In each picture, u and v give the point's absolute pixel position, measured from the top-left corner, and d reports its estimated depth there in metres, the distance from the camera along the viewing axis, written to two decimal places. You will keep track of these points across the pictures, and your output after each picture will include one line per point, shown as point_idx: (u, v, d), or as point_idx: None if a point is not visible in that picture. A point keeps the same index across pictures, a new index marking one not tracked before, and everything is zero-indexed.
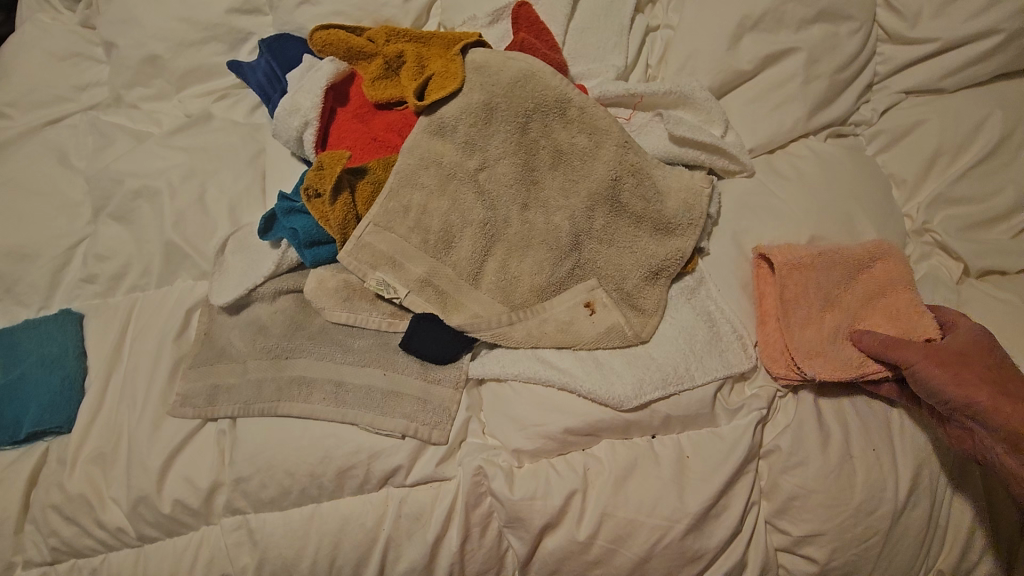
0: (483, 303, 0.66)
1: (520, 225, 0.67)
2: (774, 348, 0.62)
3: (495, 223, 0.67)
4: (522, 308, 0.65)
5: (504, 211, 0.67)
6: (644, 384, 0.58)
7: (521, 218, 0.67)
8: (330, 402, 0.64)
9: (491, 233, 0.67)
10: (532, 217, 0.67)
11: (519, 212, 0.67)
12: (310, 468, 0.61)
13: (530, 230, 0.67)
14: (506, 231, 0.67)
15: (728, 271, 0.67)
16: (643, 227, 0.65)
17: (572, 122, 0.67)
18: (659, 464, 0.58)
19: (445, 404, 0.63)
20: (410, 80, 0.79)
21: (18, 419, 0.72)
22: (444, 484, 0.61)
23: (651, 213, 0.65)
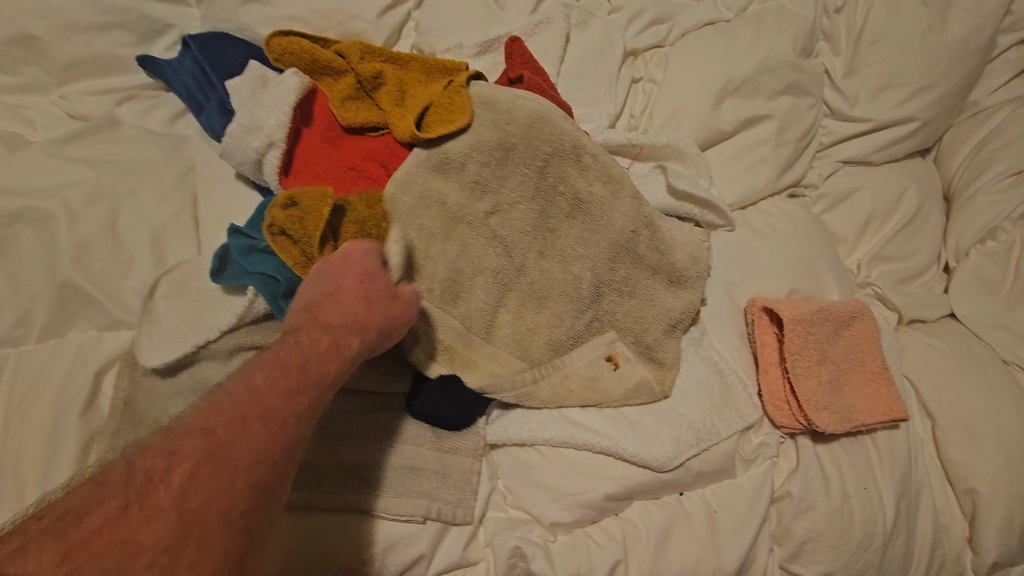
0: (499, 359, 0.61)
1: (537, 274, 0.63)
2: (779, 397, 0.65)
3: (508, 273, 0.62)
4: (542, 364, 0.61)
5: (519, 259, 0.62)
6: (680, 443, 0.59)
7: (538, 268, 0.63)
8: (329, 485, 0.53)
9: (503, 282, 0.62)
10: (550, 268, 0.63)
11: (536, 261, 0.63)
12: (307, 570, 0.51)
13: (549, 282, 0.63)
14: (520, 281, 0.62)
15: (726, 322, 0.70)
16: (658, 279, 0.65)
17: (588, 170, 0.64)
18: (691, 521, 0.58)
19: (466, 476, 0.56)
20: (391, 104, 0.70)
21: None
22: (470, 570, 0.54)
23: (664, 265, 0.65)
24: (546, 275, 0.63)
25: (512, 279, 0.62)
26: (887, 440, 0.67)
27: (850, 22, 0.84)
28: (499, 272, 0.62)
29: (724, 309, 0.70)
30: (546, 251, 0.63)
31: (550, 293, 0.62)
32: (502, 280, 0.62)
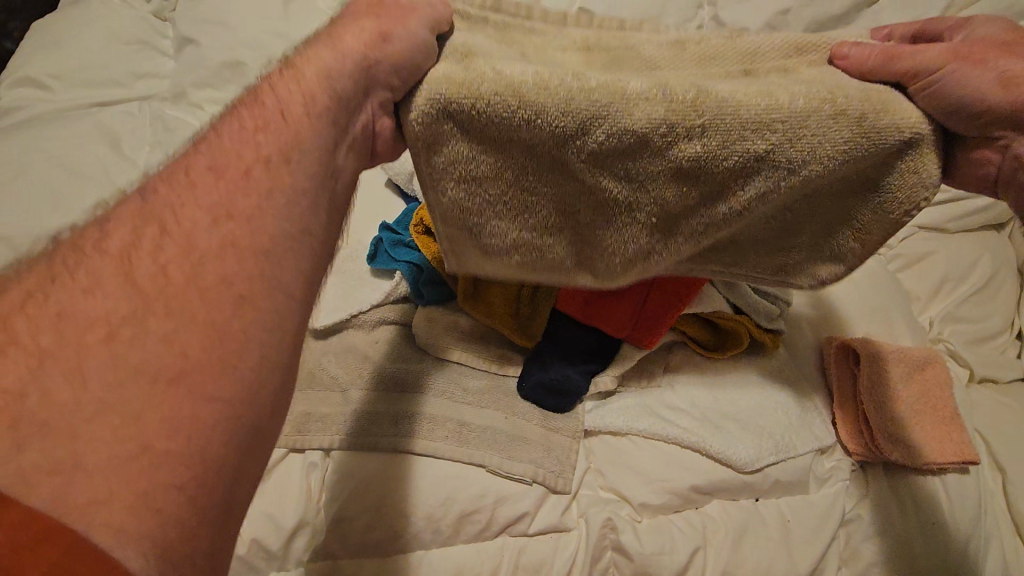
0: (596, 360, 0.68)
1: (800, 111, 0.44)
2: (851, 428, 0.71)
3: (655, 125, 0.42)
4: (629, 348, 0.69)
5: (733, 143, 0.44)
6: (761, 449, 0.65)
7: (824, 147, 0.45)
8: (454, 440, 0.63)
9: (632, 203, 0.47)
10: (776, 113, 0.44)
11: (763, 129, 0.44)
12: (430, 509, 0.59)
13: (857, 103, 0.44)
14: (688, 175, 0.45)
15: (801, 356, 0.76)
16: (757, 316, 0.72)
17: None
18: (766, 525, 0.64)
19: (566, 452, 0.64)
20: None
21: None
22: (564, 535, 0.61)
23: (762, 307, 0.72)
24: (911, 133, 0.45)
25: (681, 179, 0.45)
26: (958, 481, 0.70)
27: None
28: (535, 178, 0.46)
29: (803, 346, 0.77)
30: (494, 100, 0.41)
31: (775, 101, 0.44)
32: (642, 213, 0.47)
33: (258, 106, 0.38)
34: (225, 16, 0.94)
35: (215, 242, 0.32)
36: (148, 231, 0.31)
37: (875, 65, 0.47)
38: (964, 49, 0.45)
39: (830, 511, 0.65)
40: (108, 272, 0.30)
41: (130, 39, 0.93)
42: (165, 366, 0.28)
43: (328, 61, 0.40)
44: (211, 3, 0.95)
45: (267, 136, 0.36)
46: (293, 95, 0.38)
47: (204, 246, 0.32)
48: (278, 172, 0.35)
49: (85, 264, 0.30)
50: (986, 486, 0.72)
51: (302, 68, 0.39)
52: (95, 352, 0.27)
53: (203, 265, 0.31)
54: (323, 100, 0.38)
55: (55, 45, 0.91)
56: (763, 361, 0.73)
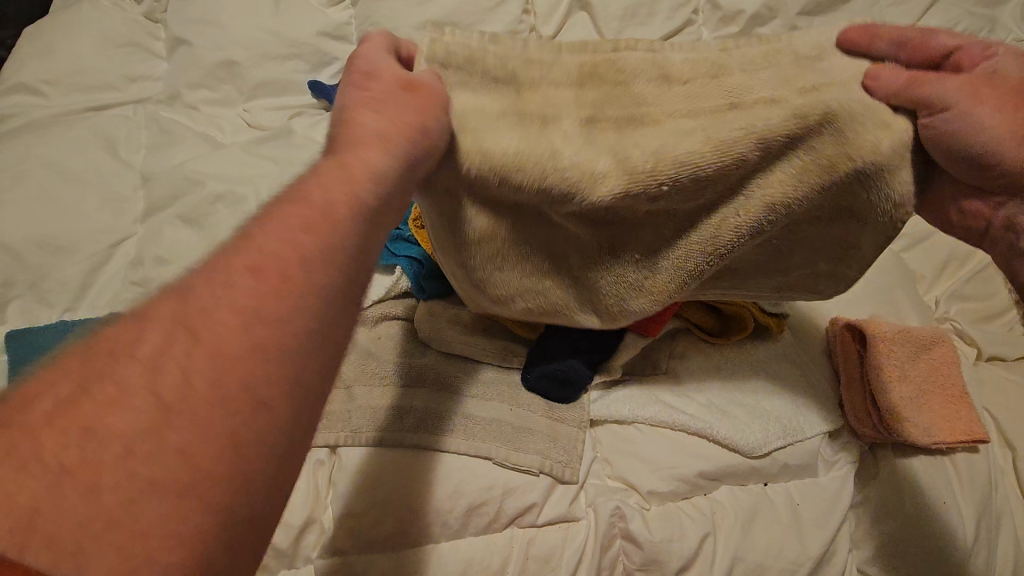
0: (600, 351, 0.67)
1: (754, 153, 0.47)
2: (859, 409, 0.70)
3: (620, 196, 0.47)
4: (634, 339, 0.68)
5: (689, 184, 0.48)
6: (769, 433, 0.65)
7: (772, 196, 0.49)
8: (461, 433, 0.63)
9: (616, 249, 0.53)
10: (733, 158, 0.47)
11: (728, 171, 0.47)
12: (437, 503, 0.59)
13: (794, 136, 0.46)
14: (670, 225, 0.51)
15: (807, 339, 0.76)
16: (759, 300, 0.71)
17: None
18: (776, 510, 0.63)
19: (572, 442, 0.64)
20: None
21: None
22: (573, 525, 0.61)
23: None
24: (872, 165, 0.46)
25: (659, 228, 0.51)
26: (967, 460, 0.69)
27: None
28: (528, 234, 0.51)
29: (809, 329, 0.76)
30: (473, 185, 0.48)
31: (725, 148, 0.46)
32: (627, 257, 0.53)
33: (298, 201, 0.33)
34: (216, 14, 0.93)
35: (231, 378, 0.26)
36: (140, 385, 0.25)
37: (899, 88, 0.46)
38: (991, 94, 0.43)
39: (837, 496, 0.65)
40: (73, 442, 0.23)
41: (122, 42, 0.93)
42: (133, 541, 0.23)
43: (377, 167, 0.37)
44: (201, 3, 0.94)
45: (317, 241, 0.31)
46: (340, 195, 0.34)
47: (223, 396, 0.26)
48: (316, 285, 0.30)
49: (33, 424, 0.23)
50: (997, 464, 0.71)
51: (350, 162, 0.36)
52: (42, 566, 0.21)
53: (207, 412, 0.25)
54: (373, 208, 0.36)
55: (48, 50, 0.90)
56: (768, 345, 0.73)
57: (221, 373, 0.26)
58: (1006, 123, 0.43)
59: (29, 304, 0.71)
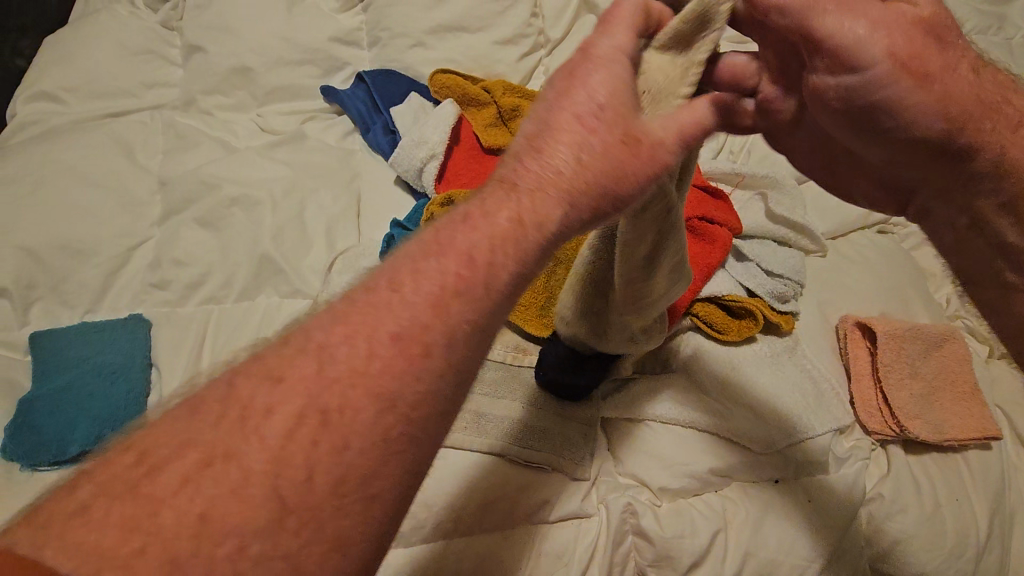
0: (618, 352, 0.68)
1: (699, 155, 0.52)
2: (870, 406, 0.70)
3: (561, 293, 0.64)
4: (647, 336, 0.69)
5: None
6: (776, 432, 0.66)
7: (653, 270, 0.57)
8: (473, 430, 0.63)
9: None
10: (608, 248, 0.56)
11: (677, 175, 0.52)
12: (449, 499, 0.59)
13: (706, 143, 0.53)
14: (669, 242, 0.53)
15: (818, 337, 0.76)
16: (763, 301, 0.73)
17: None
18: (787, 506, 0.64)
19: (583, 440, 0.65)
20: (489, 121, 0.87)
21: (53, 437, 0.63)
22: (585, 522, 0.61)
23: (770, 291, 0.74)
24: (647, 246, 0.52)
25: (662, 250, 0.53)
26: (979, 457, 0.70)
27: None
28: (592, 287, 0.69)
29: (820, 327, 0.76)
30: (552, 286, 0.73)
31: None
32: None
33: (462, 241, 0.34)
34: (230, 21, 0.95)
35: (371, 414, 0.30)
36: (306, 421, 0.28)
37: (789, 28, 0.42)
38: (910, 54, 0.42)
39: (850, 493, 0.65)
40: (258, 464, 0.27)
41: (139, 50, 0.95)
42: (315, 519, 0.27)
43: (546, 200, 0.36)
44: (216, 11, 0.96)
45: (465, 301, 0.33)
46: (492, 238, 0.35)
47: (361, 445, 0.29)
48: (454, 333, 0.32)
49: (228, 436, 0.28)
50: (1009, 461, 0.71)
51: (516, 199, 0.36)
52: (224, 566, 0.25)
53: (345, 446, 0.29)
54: (534, 253, 0.35)
55: (68, 59, 0.92)
56: (777, 343, 0.74)
57: (363, 426, 0.29)
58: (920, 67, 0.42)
59: (52, 306, 0.73)
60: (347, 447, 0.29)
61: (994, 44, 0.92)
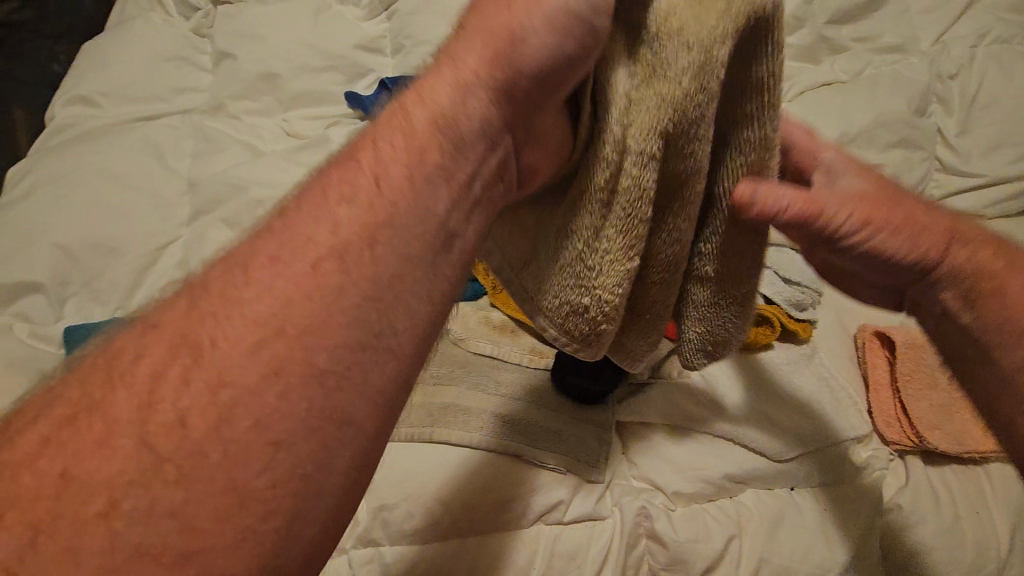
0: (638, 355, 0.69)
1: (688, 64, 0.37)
2: (889, 415, 0.70)
3: None
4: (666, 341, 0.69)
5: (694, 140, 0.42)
6: (792, 439, 0.66)
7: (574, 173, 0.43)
8: (488, 431, 0.64)
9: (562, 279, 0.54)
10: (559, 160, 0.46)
11: (648, 97, 0.38)
12: (465, 497, 0.61)
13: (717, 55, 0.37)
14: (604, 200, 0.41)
15: (835, 344, 0.76)
16: (780, 308, 0.73)
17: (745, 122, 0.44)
18: (802, 514, 0.63)
19: (598, 443, 0.65)
20: None
21: None
22: (599, 524, 0.62)
23: (788, 298, 0.74)
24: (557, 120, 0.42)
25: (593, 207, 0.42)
26: (1000, 471, 0.69)
27: (965, 86, 0.90)
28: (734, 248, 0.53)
29: (837, 335, 0.76)
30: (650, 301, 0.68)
31: (775, 97, 0.44)
32: None
33: (350, 168, 0.33)
34: (258, 30, 0.98)
35: (248, 344, 0.28)
36: (179, 361, 0.27)
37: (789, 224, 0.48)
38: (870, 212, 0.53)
39: (866, 502, 0.64)
40: (125, 413, 0.26)
41: (170, 56, 0.98)
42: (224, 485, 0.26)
43: (436, 85, 0.35)
44: (246, 19, 1.00)
45: (351, 211, 0.31)
46: (394, 155, 0.33)
47: (241, 379, 0.27)
48: (364, 248, 0.31)
49: (86, 394, 0.27)
50: None
51: (412, 114, 0.34)
52: (97, 526, 0.24)
53: (220, 382, 0.27)
54: (436, 160, 0.34)
55: (104, 65, 0.96)
56: (795, 349, 0.73)
57: (242, 355, 0.27)
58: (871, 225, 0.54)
59: (84, 302, 0.76)
60: (223, 383, 0.27)
61: (1019, 54, 0.91)
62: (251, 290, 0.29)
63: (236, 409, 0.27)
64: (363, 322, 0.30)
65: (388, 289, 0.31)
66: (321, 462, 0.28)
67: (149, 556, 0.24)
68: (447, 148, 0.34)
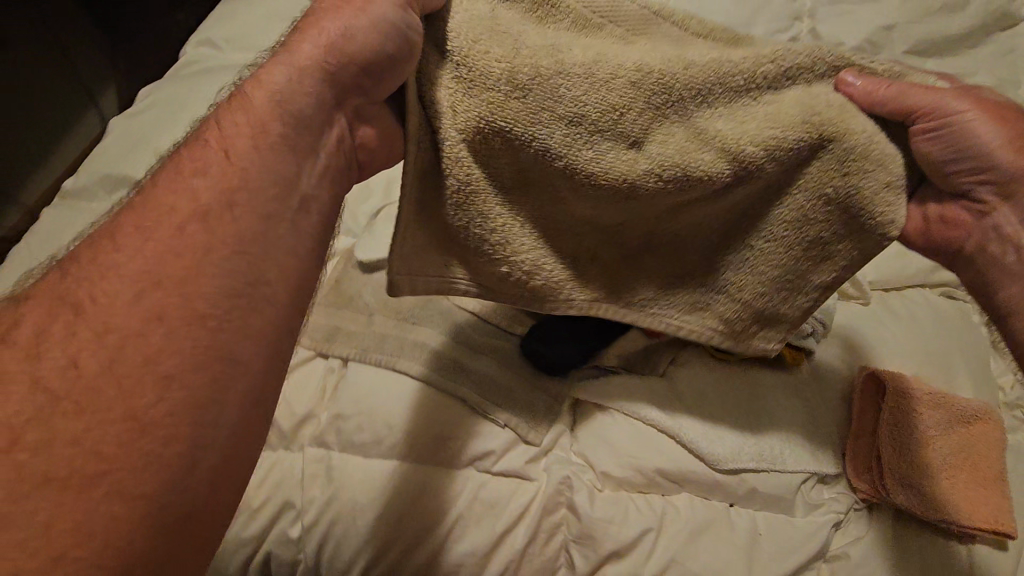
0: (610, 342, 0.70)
1: (497, 72, 0.46)
2: (859, 460, 0.66)
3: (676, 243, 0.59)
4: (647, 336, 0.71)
5: (516, 113, 0.47)
6: (739, 452, 0.64)
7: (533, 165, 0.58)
8: (449, 374, 0.69)
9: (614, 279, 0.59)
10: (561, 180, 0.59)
11: (467, 96, 0.47)
12: (411, 426, 0.66)
13: (502, 66, 0.46)
14: (493, 175, 0.50)
15: (828, 379, 0.71)
16: None
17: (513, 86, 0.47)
18: (733, 530, 0.62)
19: (546, 411, 0.68)
20: None
21: None
22: (524, 483, 0.65)
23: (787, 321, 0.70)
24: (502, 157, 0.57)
25: (471, 196, 0.50)
26: (980, 554, 0.62)
27: None
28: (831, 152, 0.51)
29: (832, 369, 0.72)
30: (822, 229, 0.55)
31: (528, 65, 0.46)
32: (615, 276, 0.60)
33: (197, 146, 0.40)
34: None
35: (131, 295, 0.34)
36: (63, 316, 0.33)
37: (900, 114, 0.50)
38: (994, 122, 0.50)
39: (804, 536, 0.62)
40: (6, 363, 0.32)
41: (270, 13, 1.12)
42: (124, 424, 0.31)
43: (275, 72, 0.42)
44: None
45: (206, 182, 0.38)
46: (238, 130, 0.40)
47: (124, 324, 0.33)
48: (234, 214, 0.37)
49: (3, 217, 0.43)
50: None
51: (252, 95, 0.41)
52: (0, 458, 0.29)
53: (103, 329, 0.33)
54: (277, 130, 0.41)
55: (231, 18, 1.13)
56: (779, 374, 0.71)
57: (124, 303, 0.34)
58: (992, 166, 0.51)
59: None
60: (108, 327, 0.33)
61: None
62: (126, 254, 0.35)
63: (122, 348, 0.33)
64: (234, 269, 0.37)
65: (256, 241, 0.38)
66: (213, 394, 0.34)
67: (52, 481, 0.29)
68: (288, 122, 0.41)
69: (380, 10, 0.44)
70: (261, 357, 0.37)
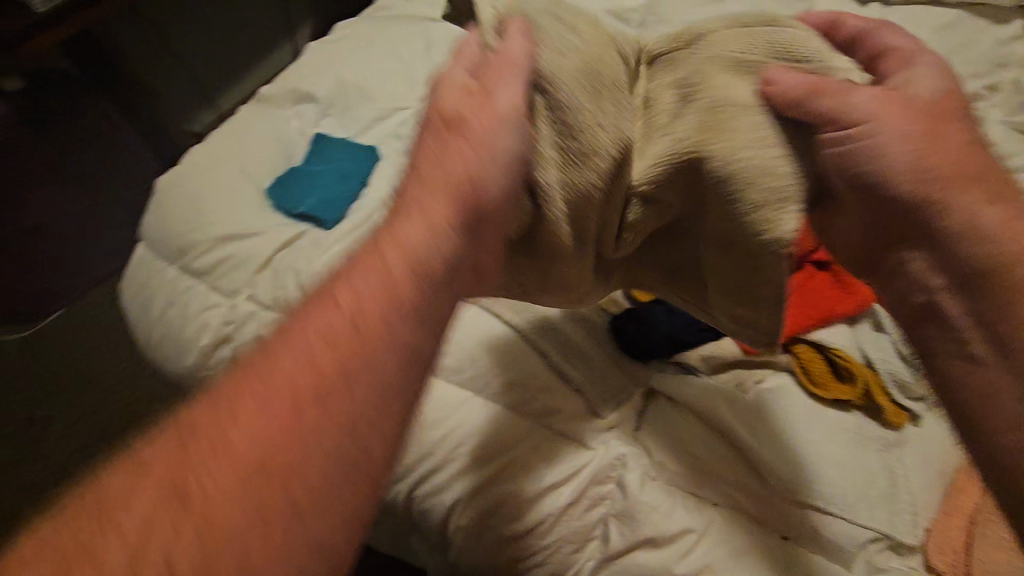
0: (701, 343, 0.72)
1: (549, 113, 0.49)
2: (946, 541, 0.61)
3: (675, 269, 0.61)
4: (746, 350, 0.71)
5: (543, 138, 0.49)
6: (806, 484, 0.63)
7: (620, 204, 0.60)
8: (538, 328, 0.73)
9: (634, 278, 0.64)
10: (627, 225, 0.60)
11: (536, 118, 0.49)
12: (492, 365, 0.71)
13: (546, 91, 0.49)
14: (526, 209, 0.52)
15: (930, 451, 0.66)
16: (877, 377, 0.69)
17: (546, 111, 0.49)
18: (779, 563, 0.59)
19: (620, 389, 0.70)
20: None
21: (299, 200, 0.93)
22: (580, 449, 0.66)
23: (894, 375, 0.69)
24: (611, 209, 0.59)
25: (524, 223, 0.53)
26: None
27: None
28: (805, 143, 0.49)
29: (938, 442, 0.67)
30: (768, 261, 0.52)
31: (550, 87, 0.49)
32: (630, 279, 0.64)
33: (357, 275, 0.40)
34: None
35: (248, 436, 0.33)
36: (166, 448, 0.33)
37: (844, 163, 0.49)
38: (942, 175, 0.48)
39: None
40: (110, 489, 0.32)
41: None
42: (206, 530, 0.30)
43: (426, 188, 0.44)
44: None
45: (349, 335, 0.37)
46: (390, 246, 0.41)
47: (240, 454, 0.32)
48: (359, 352, 0.37)
49: None
50: None
51: (406, 201, 0.44)
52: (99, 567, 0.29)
53: (219, 456, 0.32)
54: (435, 244, 0.42)
55: None
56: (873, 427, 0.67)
57: (241, 442, 0.33)
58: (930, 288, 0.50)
59: (333, 123, 1.03)
60: (219, 461, 0.32)
61: None
62: (255, 384, 0.35)
63: (228, 488, 0.32)
64: (341, 431, 0.35)
65: (382, 366, 0.37)
66: (276, 498, 0.32)
67: None
68: (438, 242, 0.42)
69: (504, 101, 0.46)
70: (366, 482, 0.35)
